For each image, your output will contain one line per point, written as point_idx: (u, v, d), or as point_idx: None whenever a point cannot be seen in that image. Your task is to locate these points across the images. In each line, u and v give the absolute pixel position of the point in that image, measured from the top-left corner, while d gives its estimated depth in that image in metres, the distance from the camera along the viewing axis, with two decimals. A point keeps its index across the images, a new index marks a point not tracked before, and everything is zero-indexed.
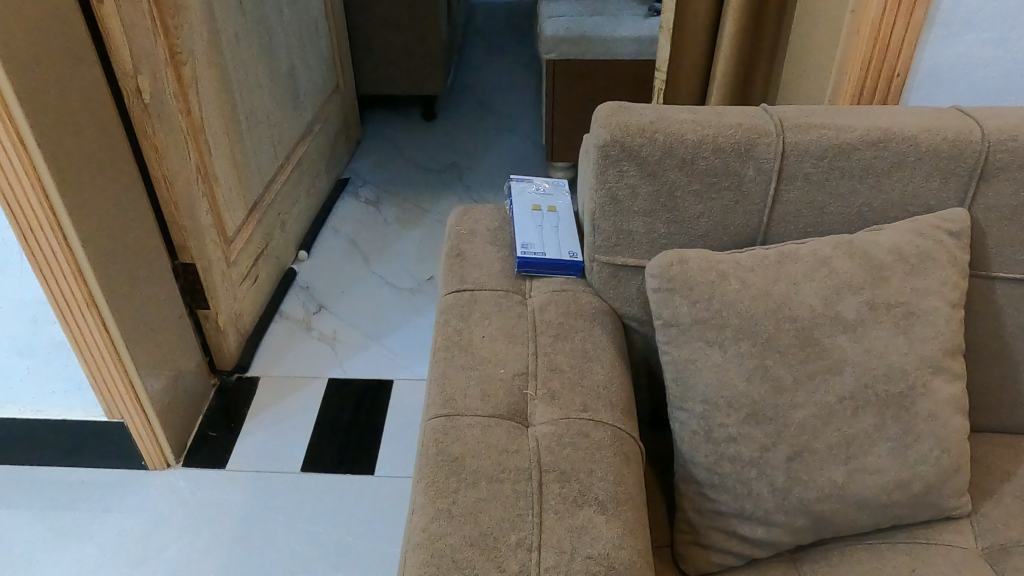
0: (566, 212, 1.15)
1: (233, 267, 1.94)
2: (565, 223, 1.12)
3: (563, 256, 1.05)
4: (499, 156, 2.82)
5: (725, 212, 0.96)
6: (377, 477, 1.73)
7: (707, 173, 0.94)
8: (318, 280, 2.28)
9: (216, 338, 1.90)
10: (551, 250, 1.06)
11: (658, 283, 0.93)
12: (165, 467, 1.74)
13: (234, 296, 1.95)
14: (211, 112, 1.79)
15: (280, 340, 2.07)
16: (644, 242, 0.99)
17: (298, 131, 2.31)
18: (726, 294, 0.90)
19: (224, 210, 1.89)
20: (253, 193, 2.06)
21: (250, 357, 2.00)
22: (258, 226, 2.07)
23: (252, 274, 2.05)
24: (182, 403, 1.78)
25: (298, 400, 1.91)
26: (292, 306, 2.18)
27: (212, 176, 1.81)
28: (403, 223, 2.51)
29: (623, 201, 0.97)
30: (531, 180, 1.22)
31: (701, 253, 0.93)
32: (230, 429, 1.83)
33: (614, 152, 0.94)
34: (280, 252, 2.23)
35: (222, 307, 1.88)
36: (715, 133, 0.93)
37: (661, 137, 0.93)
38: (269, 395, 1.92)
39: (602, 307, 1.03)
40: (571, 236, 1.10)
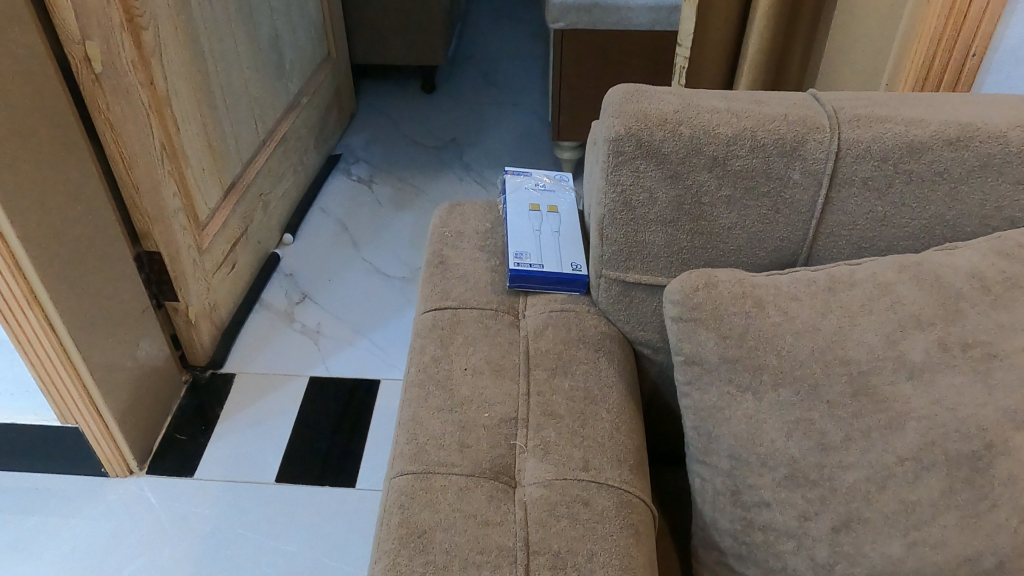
0: (570, 214, 0.97)
1: (207, 254, 1.78)
2: (568, 229, 0.95)
3: (563, 271, 0.88)
4: (503, 133, 2.63)
5: (763, 224, 0.79)
6: (358, 491, 1.58)
7: (742, 175, 0.76)
8: (302, 266, 2.11)
9: (187, 333, 1.74)
10: (551, 262, 0.89)
11: (679, 311, 0.76)
12: (128, 474, 1.59)
13: (207, 285, 1.78)
14: (179, 83, 1.61)
15: (259, 333, 1.91)
16: (663, 257, 0.82)
17: (282, 104, 2.13)
18: (763, 329, 0.73)
19: (196, 192, 1.72)
20: (231, 173, 1.89)
21: (226, 352, 1.85)
22: (237, 209, 1.90)
23: (229, 261, 1.89)
24: (147, 405, 1.62)
25: (277, 401, 1.75)
26: (273, 295, 2.02)
27: (181, 155, 1.64)
28: (397, 206, 2.33)
29: (639, 208, 0.79)
30: (530, 172, 1.04)
31: (732, 275, 0.76)
32: (201, 433, 1.68)
33: (629, 148, 0.76)
34: (262, 236, 2.06)
35: (194, 299, 1.72)
36: (755, 127, 0.75)
37: (689, 131, 0.75)
38: (245, 395, 1.76)
39: (609, 333, 0.86)
40: (575, 244, 0.93)
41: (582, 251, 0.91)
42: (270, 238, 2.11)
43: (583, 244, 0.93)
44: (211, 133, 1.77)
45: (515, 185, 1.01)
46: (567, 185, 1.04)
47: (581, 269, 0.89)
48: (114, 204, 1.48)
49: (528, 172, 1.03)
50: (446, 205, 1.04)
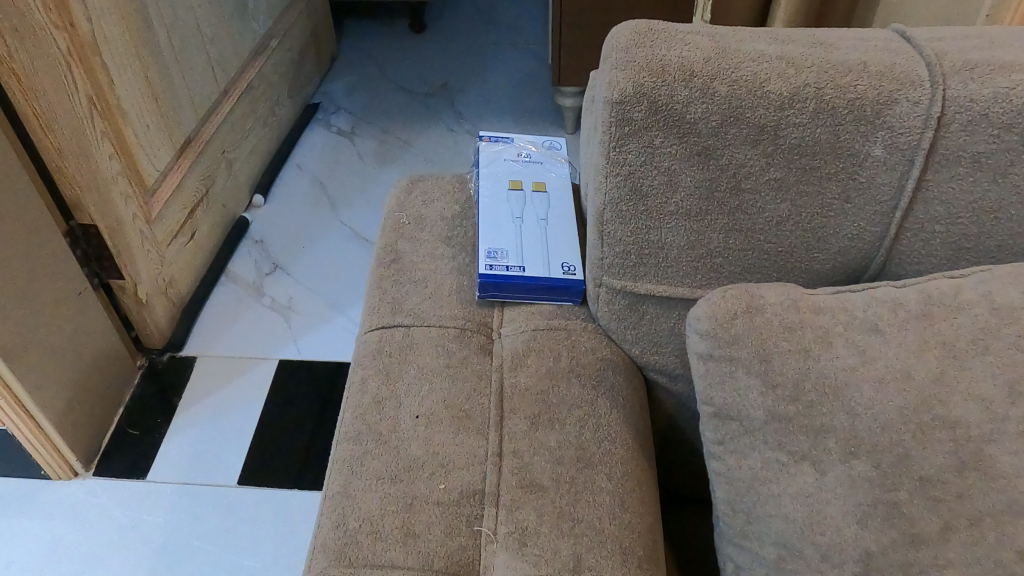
0: (561, 195, 0.75)
1: (158, 223, 1.55)
2: (558, 217, 0.72)
3: (550, 277, 0.67)
4: (500, 77, 2.36)
5: (825, 215, 0.57)
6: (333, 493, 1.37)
7: (799, 151, 0.54)
8: (275, 232, 1.90)
9: (139, 313, 1.52)
10: (534, 265, 0.67)
11: (710, 346, 0.54)
12: (72, 477, 1.38)
13: (159, 259, 1.55)
14: (111, 23, 1.35)
15: (225, 309, 1.71)
16: (686, 262, 0.60)
17: (246, 47, 1.87)
18: (831, 377, 0.51)
19: (140, 152, 1.48)
20: (186, 129, 1.65)
21: (187, 333, 1.64)
22: (194, 170, 1.67)
23: (187, 229, 1.67)
24: (94, 399, 1.41)
25: (242, 390, 1.54)
26: (242, 265, 1.81)
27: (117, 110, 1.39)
28: (380, 162, 2.09)
29: (653, 196, 0.57)
30: (511, 137, 0.80)
31: (783, 292, 0.54)
32: (157, 426, 1.47)
33: (641, 114, 0.54)
34: (227, 199, 1.83)
35: (143, 276, 1.50)
36: (822, 83, 0.52)
37: (726, 88, 0.52)
38: (206, 382, 1.55)
39: (610, 360, 0.65)
40: (567, 238, 0.70)
41: (577, 248, 0.69)
42: (237, 200, 1.89)
43: (578, 236, 0.71)
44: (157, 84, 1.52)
45: (491, 155, 0.78)
46: (559, 154, 0.80)
47: (574, 274, 0.67)
48: (33, 170, 1.24)
49: (509, 138, 0.80)
50: (406, 182, 0.81)
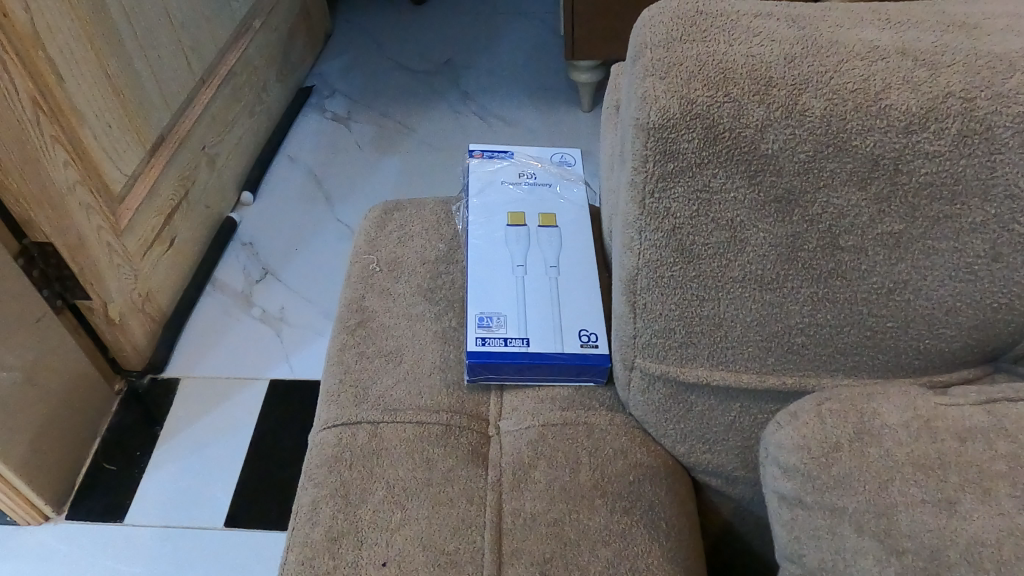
0: (576, 230, 0.57)
1: (131, 232, 1.09)
2: (572, 262, 0.55)
3: (561, 352, 0.50)
4: (518, 43, 1.98)
5: (962, 280, 0.39)
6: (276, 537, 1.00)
7: (930, 191, 0.36)
8: (268, 230, 1.43)
9: (114, 337, 1.07)
10: (538, 335, 0.50)
11: (798, 488, 0.37)
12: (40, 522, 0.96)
13: (134, 274, 1.10)
14: None
15: (207, 328, 1.23)
16: (752, 341, 0.43)
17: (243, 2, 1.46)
18: (990, 547, 0.32)
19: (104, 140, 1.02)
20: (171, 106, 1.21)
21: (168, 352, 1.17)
22: (172, 166, 1.21)
23: (166, 237, 1.20)
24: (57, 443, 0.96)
25: (229, 419, 1.09)
26: (228, 272, 1.34)
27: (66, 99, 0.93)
28: (378, 151, 1.65)
29: (707, 259, 0.40)
30: (510, 152, 0.62)
31: (899, 410, 0.37)
32: (137, 459, 1.03)
33: (692, 145, 0.36)
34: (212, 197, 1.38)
35: (116, 294, 1.04)
36: (971, 90, 0.34)
37: (821, 103, 0.35)
38: (193, 407, 1.10)
39: (648, 467, 0.48)
40: (584, 293, 0.53)
41: (595, 307, 0.52)
42: (225, 197, 1.42)
43: (599, 287, 0.54)
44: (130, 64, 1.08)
45: (485, 178, 0.60)
46: (572, 171, 0.62)
47: (594, 345, 0.50)
48: None
49: (508, 154, 0.62)
50: (379, 212, 0.64)
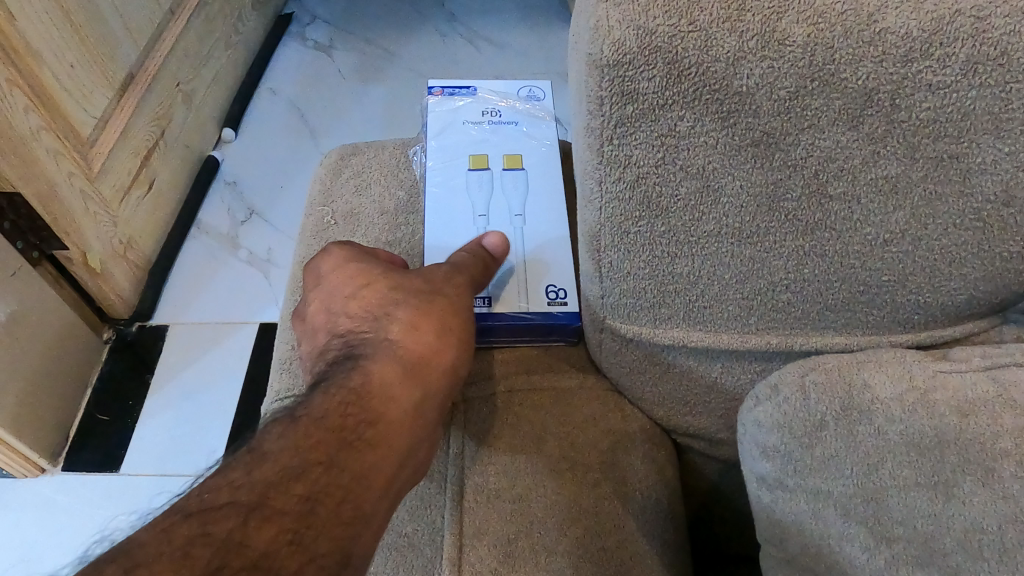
0: (545, 172, 0.52)
1: (104, 177, 0.97)
2: (540, 209, 0.50)
3: (526, 311, 0.46)
4: None
5: (969, 227, 0.34)
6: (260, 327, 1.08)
7: (932, 128, 0.31)
8: (252, 169, 1.28)
9: (96, 287, 0.98)
10: (500, 293, 0.46)
11: (779, 471, 0.34)
12: (39, 473, 0.92)
13: (114, 220, 0.99)
14: None
15: (192, 275, 1.12)
16: (731, 299, 0.39)
17: None
18: (992, 535, 0.28)
19: (67, 75, 0.89)
20: (147, 33, 1.07)
21: (156, 295, 1.08)
22: (144, 105, 1.06)
23: (143, 179, 1.07)
24: (44, 400, 0.90)
25: (218, 364, 1.03)
26: (212, 214, 1.21)
27: (17, 35, 0.79)
28: (368, 77, 1.45)
29: (677, 211, 0.35)
30: (473, 87, 0.56)
31: (893, 381, 0.32)
32: (129, 410, 0.98)
33: (653, 83, 0.31)
34: (194, 135, 1.22)
35: (94, 243, 0.94)
36: (985, 6, 0.28)
37: (803, 29, 0.29)
38: (182, 353, 1.04)
39: (623, 434, 0.45)
40: (551, 243, 0.48)
41: (564, 260, 0.48)
42: (203, 133, 1.25)
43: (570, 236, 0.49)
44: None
45: (443, 119, 0.54)
46: (542, 106, 0.56)
47: (563, 302, 0.46)
48: None
49: (470, 90, 0.56)
50: (334, 159, 0.59)
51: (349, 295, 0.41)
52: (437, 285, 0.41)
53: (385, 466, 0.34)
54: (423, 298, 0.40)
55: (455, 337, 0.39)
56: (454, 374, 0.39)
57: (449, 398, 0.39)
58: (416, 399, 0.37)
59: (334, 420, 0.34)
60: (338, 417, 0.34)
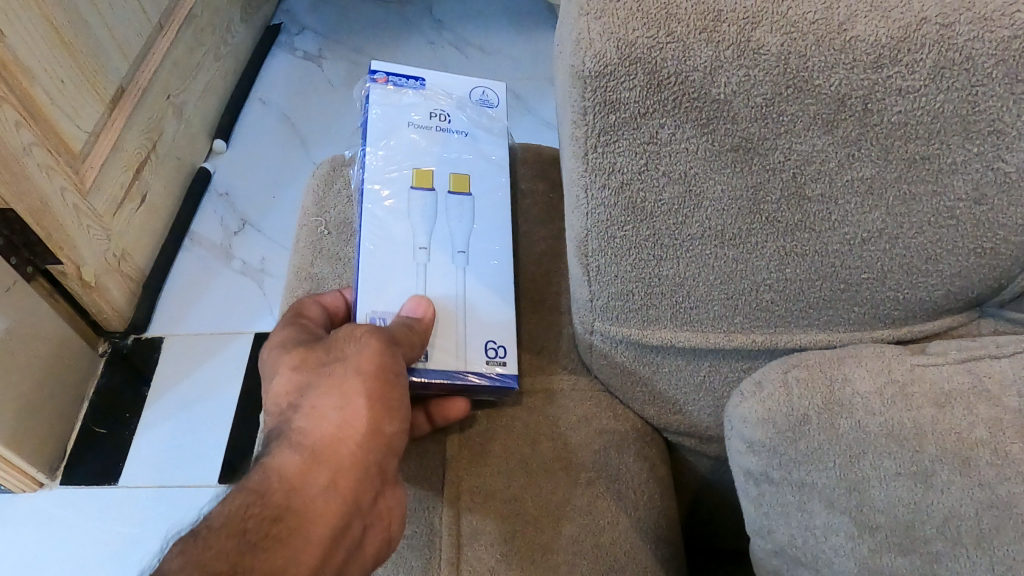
0: (489, 199, 0.50)
1: (97, 191, 0.98)
2: (480, 244, 0.49)
3: (467, 370, 0.44)
4: None
5: (944, 225, 0.35)
6: (233, 346, 1.07)
7: (902, 131, 0.32)
8: (244, 179, 1.29)
9: (91, 300, 0.99)
10: (438, 345, 0.44)
11: (764, 464, 0.34)
12: (38, 486, 0.93)
13: (107, 233, 1.00)
14: None
15: (185, 286, 1.13)
16: (717, 300, 0.40)
17: None
18: (970, 521, 0.30)
19: (55, 93, 0.89)
20: (137, 47, 1.08)
21: (151, 306, 1.09)
22: (136, 119, 1.07)
23: (136, 192, 1.08)
24: (42, 411, 0.91)
25: (212, 372, 1.04)
26: (205, 225, 1.22)
27: (8, 52, 0.80)
28: (358, 86, 1.46)
29: (662, 215, 0.36)
30: (422, 80, 0.53)
31: (871, 376, 0.33)
32: (126, 422, 0.98)
33: (634, 93, 0.32)
34: (184, 147, 1.23)
35: (88, 255, 0.95)
36: (949, 14, 0.30)
37: (777, 39, 0.30)
38: (179, 363, 1.04)
39: (614, 434, 0.45)
40: (490, 286, 0.47)
41: (506, 314, 0.47)
42: (194, 145, 1.26)
43: (512, 280, 0.49)
44: (81, 5, 0.94)
45: (387, 116, 0.51)
46: (495, 116, 0.54)
47: (502, 363, 0.45)
48: None
49: (420, 83, 0.52)
50: (325, 170, 0.60)
51: (271, 381, 0.41)
52: (339, 351, 0.40)
53: (309, 550, 0.35)
54: (329, 371, 0.39)
55: (364, 400, 0.38)
56: (377, 435, 0.38)
57: (378, 460, 0.38)
58: (328, 478, 0.36)
59: (238, 525, 0.34)
60: (241, 520, 0.34)
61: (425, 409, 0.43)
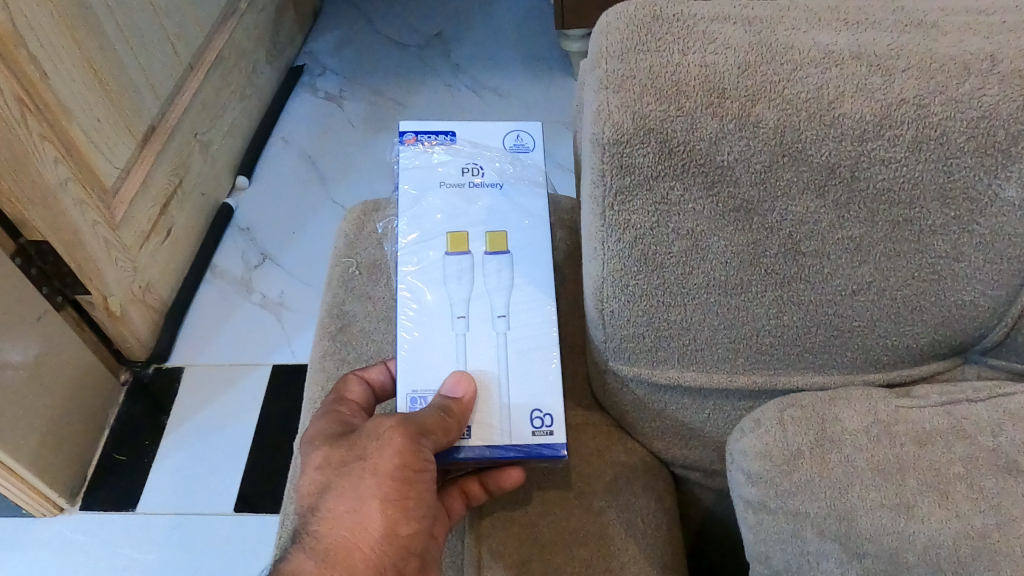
0: (530, 254, 0.48)
1: (126, 225, 1.02)
2: (523, 307, 0.47)
3: (511, 446, 0.44)
4: None
5: (927, 280, 0.39)
6: (249, 397, 1.08)
7: (887, 196, 0.36)
8: (266, 216, 1.34)
9: (116, 330, 1.03)
10: (479, 423, 0.45)
11: (762, 494, 0.37)
12: (58, 510, 0.96)
13: (133, 266, 1.04)
14: None
15: (206, 319, 1.17)
16: (720, 343, 0.43)
17: None
18: (947, 548, 0.33)
19: (91, 134, 0.94)
20: (168, 91, 1.13)
21: (172, 337, 1.13)
22: (164, 156, 1.12)
23: (162, 227, 1.12)
24: (66, 436, 0.95)
25: (228, 405, 1.07)
26: (227, 258, 1.26)
27: (50, 93, 0.86)
28: (377, 127, 1.51)
29: (671, 266, 0.40)
30: (451, 134, 0.51)
31: (860, 415, 0.37)
32: (145, 449, 1.02)
33: (648, 159, 0.36)
34: (208, 184, 1.28)
35: (115, 286, 0.99)
36: (923, 95, 0.34)
37: (773, 114, 0.35)
38: (198, 395, 1.08)
39: (625, 467, 0.49)
40: (533, 353, 0.46)
41: (551, 380, 0.45)
42: (218, 182, 1.31)
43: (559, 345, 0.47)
44: (119, 50, 1.00)
45: (417, 179, 0.50)
46: (530, 159, 0.51)
47: (548, 432, 0.45)
48: None
49: (449, 138, 0.51)
50: (356, 213, 0.64)
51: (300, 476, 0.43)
52: (360, 450, 0.42)
53: None
54: (349, 474, 0.41)
55: (378, 502, 0.41)
56: (393, 536, 0.41)
57: (394, 562, 0.40)
58: None
59: None
60: None
61: (479, 478, 0.45)
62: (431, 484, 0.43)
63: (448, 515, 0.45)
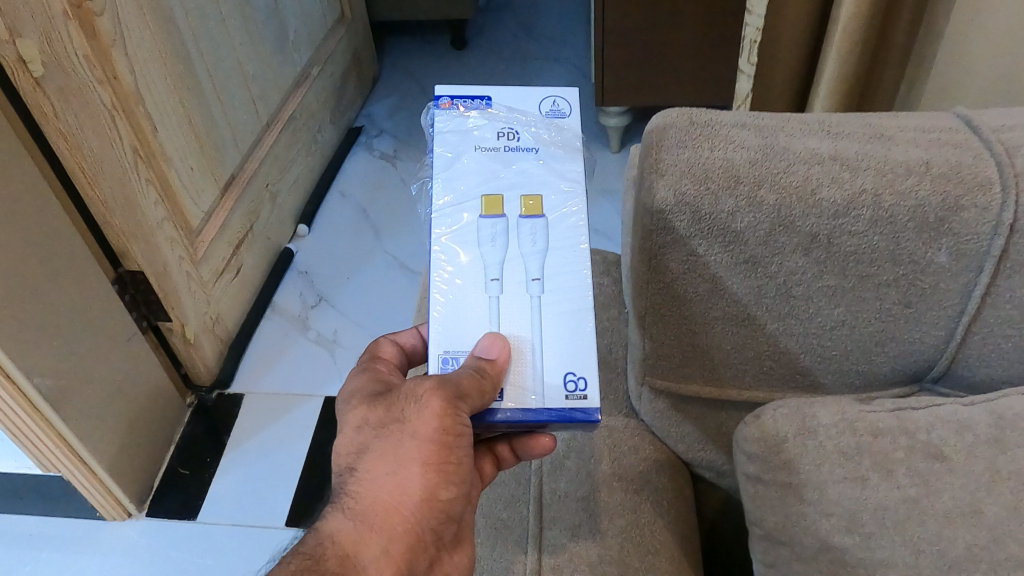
0: (561, 217, 0.55)
1: (203, 262, 1.18)
2: (557, 270, 0.53)
3: (546, 410, 0.50)
4: (560, 72, 1.95)
5: (885, 320, 0.53)
6: (305, 421, 1.21)
7: (854, 257, 0.50)
8: (326, 262, 1.50)
9: (188, 354, 1.17)
10: (513, 386, 0.51)
11: (758, 468, 0.51)
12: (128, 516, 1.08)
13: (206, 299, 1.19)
14: (137, 23, 0.96)
15: (265, 349, 1.32)
16: (733, 364, 0.57)
17: (310, 49, 1.54)
18: (891, 510, 0.46)
19: (181, 182, 1.10)
20: (247, 149, 1.31)
21: (236, 363, 1.28)
22: (241, 203, 1.28)
23: (233, 265, 1.28)
24: (144, 445, 1.08)
25: (281, 428, 1.20)
26: (286, 297, 1.42)
27: (157, 143, 1.02)
28: None
29: (697, 302, 0.55)
30: (486, 99, 0.60)
31: (834, 411, 0.51)
32: (206, 465, 1.15)
33: (683, 224, 0.51)
34: (273, 230, 1.44)
35: (191, 314, 1.14)
36: (877, 188, 0.49)
37: (773, 196, 0.50)
38: (257, 419, 1.21)
39: (653, 460, 0.62)
40: (564, 317, 0.52)
41: (584, 344, 0.52)
42: (282, 228, 1.48)
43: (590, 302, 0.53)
44: (212, 111, 1.17)
45: (454, 142, 0.58)
46: (564, 123, 0.59)
47: (583, 396, 0.50)
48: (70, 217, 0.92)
49: (485, 103, 0.60)
50: None
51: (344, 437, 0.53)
52: (400, 415, 0.51)
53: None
54: (387, 438, 0.51)
55: (417, 467, 0.50)
56: (426, 497, 0.50)
57: (425, 523, 0.51)
58: (381, 541, 0.49)
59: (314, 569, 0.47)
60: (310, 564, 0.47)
61: (508, 444, 0.57)
62: (466, 444, 0.51)
63: (483, 477, 0.58)
